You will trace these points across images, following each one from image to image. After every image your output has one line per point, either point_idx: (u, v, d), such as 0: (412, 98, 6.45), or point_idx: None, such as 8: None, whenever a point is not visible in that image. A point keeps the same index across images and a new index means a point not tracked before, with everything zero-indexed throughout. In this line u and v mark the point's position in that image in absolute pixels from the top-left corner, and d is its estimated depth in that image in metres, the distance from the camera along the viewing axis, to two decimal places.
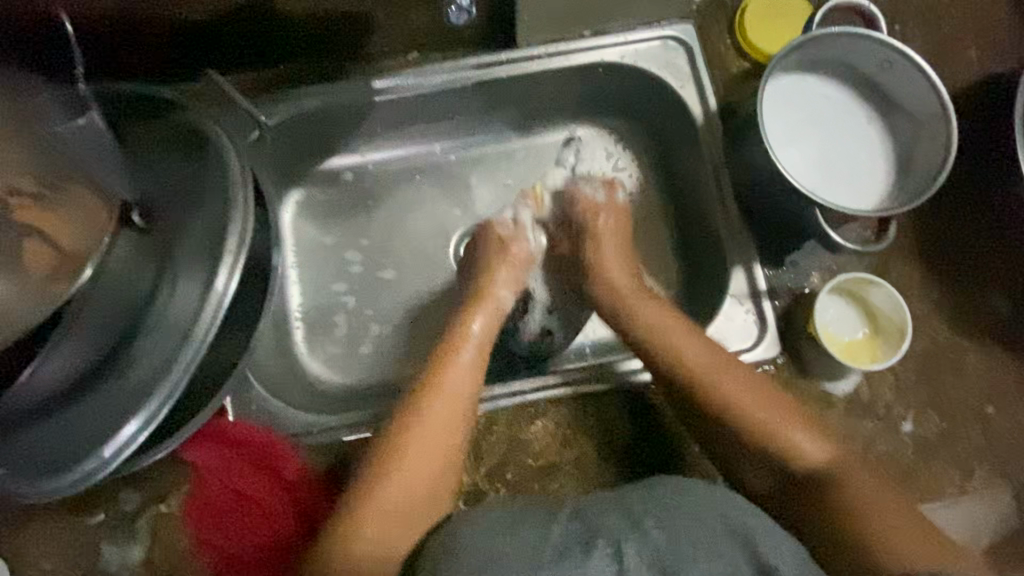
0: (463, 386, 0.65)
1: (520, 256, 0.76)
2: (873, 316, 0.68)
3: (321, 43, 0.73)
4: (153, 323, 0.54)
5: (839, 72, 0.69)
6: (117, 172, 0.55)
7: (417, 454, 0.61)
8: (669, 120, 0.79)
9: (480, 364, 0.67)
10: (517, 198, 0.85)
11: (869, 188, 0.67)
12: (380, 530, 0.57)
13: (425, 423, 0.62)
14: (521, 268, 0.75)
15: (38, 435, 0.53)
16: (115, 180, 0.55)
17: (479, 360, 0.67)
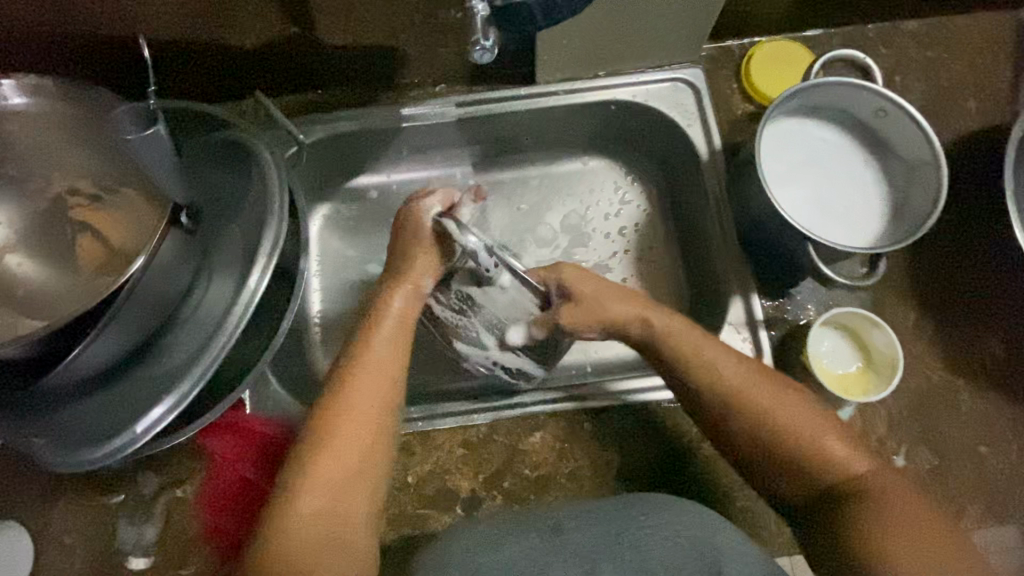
0: (368, 391, 0.60)
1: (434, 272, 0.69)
2: (866, 351, 0.70)
3: (357, 73, 0.81)
4: (192, 311, 0.61)
5: (837, 118, 0.73)
6: (173, 176, 0.58)
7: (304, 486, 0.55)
8: (677, 156, 0.84)
9: (405, 331, 0.64)
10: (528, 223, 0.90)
11: (864, 227, 0.70)
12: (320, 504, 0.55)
13: (355, 412, 0.58)
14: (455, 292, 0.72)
15: (76, 412, 0.58)
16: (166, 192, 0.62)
17: (386, 358, 0.62)
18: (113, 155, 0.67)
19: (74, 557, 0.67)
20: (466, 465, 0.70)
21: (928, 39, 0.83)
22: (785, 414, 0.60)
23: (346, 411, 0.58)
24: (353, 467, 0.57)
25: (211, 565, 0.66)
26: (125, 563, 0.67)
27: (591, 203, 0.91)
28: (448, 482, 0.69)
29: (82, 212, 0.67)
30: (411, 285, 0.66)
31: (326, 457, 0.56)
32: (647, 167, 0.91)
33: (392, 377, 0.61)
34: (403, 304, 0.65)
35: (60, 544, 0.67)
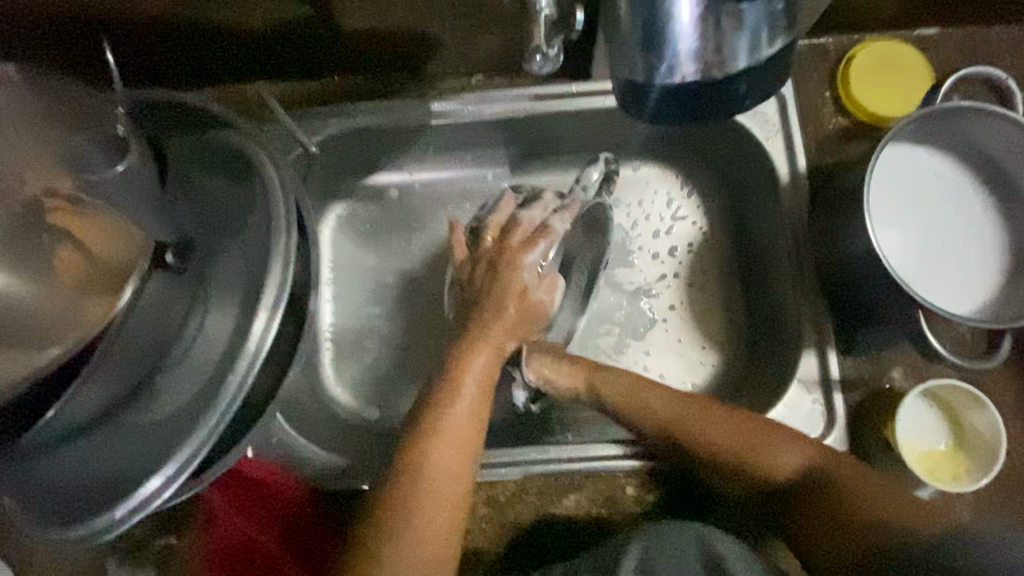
0: (467, 428, 0.55)
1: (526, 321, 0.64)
2: (960, 429, 0.61)
3: (380, 58, 0.68)
4: (185, 356, 0.51)
5: (958, 149, 0.60)
6: None
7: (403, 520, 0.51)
8: (748, 171, 0.72)
9: (492, 371, 0.59)
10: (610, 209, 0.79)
11: (978, 286, 0.59)
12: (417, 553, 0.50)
13: (441, 457, 0.53)
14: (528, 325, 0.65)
15: (57, 470, 0.50)
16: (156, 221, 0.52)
17: (483, 396, 0.57)
18: (82, 146, 0.54)
19: None
20: (488, 526, 0.62)
21: None
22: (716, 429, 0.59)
23: (450, 443, 0.54)
24: (451, 503, 0.52)
25: None
26: None
27: (640, 217, 0.79)
28: (468, 543, 0.62)
29: (57, 216, 0.52)
30: (509, 336, 0.63)
31: (427, 495, 0.52)
32: (709, 179, 0.78)
33: (486, 415, 0.57)
34: (498, 347, 0.61)
35: None
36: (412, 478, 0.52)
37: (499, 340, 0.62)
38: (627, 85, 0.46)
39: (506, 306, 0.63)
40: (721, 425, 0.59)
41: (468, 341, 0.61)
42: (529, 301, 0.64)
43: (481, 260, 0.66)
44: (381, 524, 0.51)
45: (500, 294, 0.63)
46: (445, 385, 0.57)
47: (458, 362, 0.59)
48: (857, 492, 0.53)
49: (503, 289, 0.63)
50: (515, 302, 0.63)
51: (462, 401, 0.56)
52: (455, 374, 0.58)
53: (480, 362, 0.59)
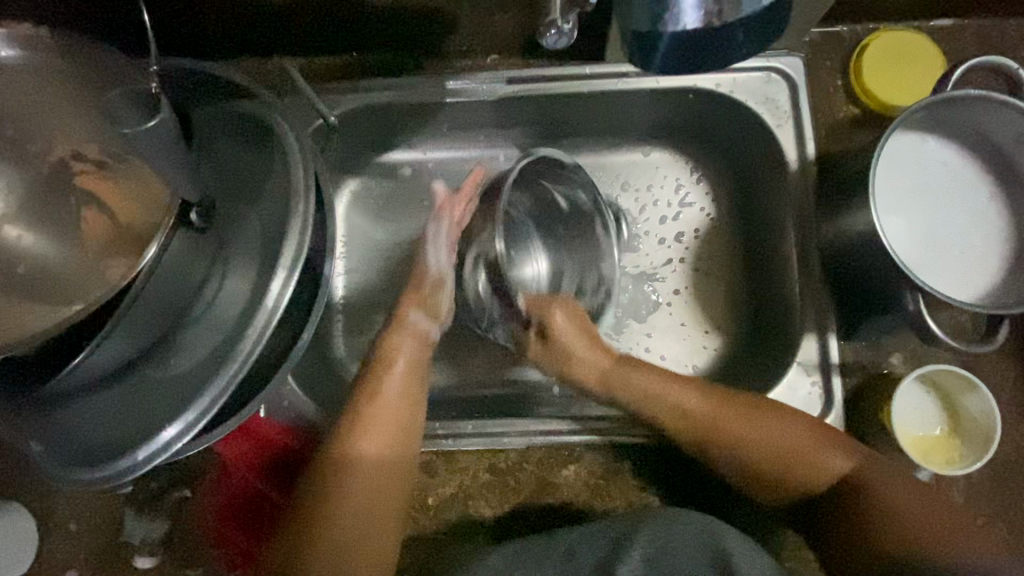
0: (398, 408, 0.61)
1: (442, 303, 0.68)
2: (955, 416, 0.62)
3: (398, 36, 0.70)
4: (205, 311, 0.53)
5: (966, 137, 0.61)
6: (185, 172, 0.48)
7: (348, 477, 0.57)
8: (757, 158, 0.73)
9: (421, 349, 0.66)
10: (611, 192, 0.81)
11: (981, 273, 0.59)
12: (362, 517, 0.57)
13: (376, 426, 0.60)
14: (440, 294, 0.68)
15: (81, 417, 0.52)
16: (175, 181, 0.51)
17: (411, 377, 0.63)
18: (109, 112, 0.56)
19: (80, 544, 0.64)
20: (490, 492, 0.65)
21: None
22: (753, 429, 0.60)
23: (384, 417, 0.60)
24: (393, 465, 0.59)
25: (218, 570, 0.63)
26: (131, 558, 0.64)
27: (648, 201, 0.80)
28: (470, 507, 0.65)
29: (83, 179, 0.56)
30: (414, 303, 0.67)
31: (375, 460, 0.58)
32: (718, 166, 0.79)
33: (416, 388, 0.63)
34: (422, 330, 0.67)
35: (66, 530, 0.65)
36: (352, 448, 0.58)
37: (409, 321, 0.66)
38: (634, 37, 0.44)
39: (422, 289, 0.67)
40: (638, 375, 0.66)
41: (389, 328, 0.66)
42: (442, 291, 0.68)
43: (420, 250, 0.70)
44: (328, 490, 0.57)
45: (422, 278, 0.67)
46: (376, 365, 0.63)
47: (384, 347, 0.65)
48: (875, 489, 0.57)
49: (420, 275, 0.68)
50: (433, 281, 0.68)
51: (391, 383, 0.62)
52: (387, 355, 0.64)
53: (404, 346, 0.65)
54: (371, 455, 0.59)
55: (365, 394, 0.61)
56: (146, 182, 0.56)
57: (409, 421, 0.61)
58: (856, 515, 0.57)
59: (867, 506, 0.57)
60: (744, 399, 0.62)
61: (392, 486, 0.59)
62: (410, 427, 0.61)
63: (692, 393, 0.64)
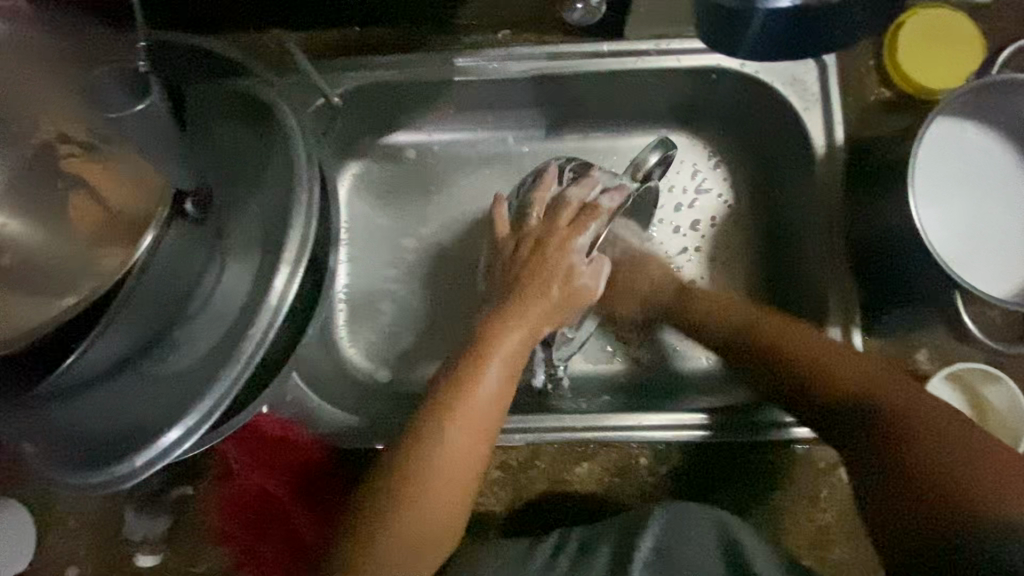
0: (488, 411, 0.54)
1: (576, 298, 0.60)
2: (981, 413, 0.61)
3: (403, 8, 0.65)
4: (203, 307, 0.50)
5: (1008, 124, 0.58)
6: None
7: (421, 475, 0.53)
8: (780, 143, 0.69)
9: (524, 351, 0.57)
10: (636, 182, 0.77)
11: (1018, 268, 0.57)
12: (428, 518, 0.53)
13: (458, 425, 0.53)
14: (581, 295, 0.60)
15: (75, 419, 0.49)
16: (169, 168, 0.47)
17: (510, 384, 0.55)
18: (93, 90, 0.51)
19: (80, 541, 0.63)
20: (502, 489, 0.63)
21: None
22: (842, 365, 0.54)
23: (471, 419, 0.54)
24: (468, 465, 0.54)
25: (222, 569, 0.62)
26: (133, 556, 0.62)
27: (664, 188, 0.77)
28: (481, 504, 0.63)
29: (74, 164, 0.53)
30: (546, 321, 0.58)
31: (445, 463, 0.53)
32: (739, 151, 0.75)
33: (511, 388, 0.56)
34: (536, 326, 0.57)
35: (65, 527, 0.63)
36: (431, 447, 0.53)
37: (535, 323, 0.57)
38: (713, 11, 0.40)
39: (550, 287, 0.58)
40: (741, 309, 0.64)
41: (502, 313, 0.57)
42: (573, 285, 0.59)
43: (526, 239, 0.61)
44: (405, 481, 0.53)
45: (547, 276, 0.58)
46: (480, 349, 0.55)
47: (487, 336, 0.56)
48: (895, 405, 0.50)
49: (548, 273, 0.58)
50: (560, 286, 0.58)
51: (488, 381, 0.54)
52: (488, 342, 0.56)
53: (513, 341, 0.55)
54: (451, 462, 0.53)
55: (457, 386, 0.54)
56: (138, 167, 0.52)
57: (491, 426, 0.54)
58: (905, 442, 0.48)
59: (912, 443, 0.48)
60: (806, 328, 0.59)
61: (465, 489, 0.54)
62: (491, 434, 0.55)
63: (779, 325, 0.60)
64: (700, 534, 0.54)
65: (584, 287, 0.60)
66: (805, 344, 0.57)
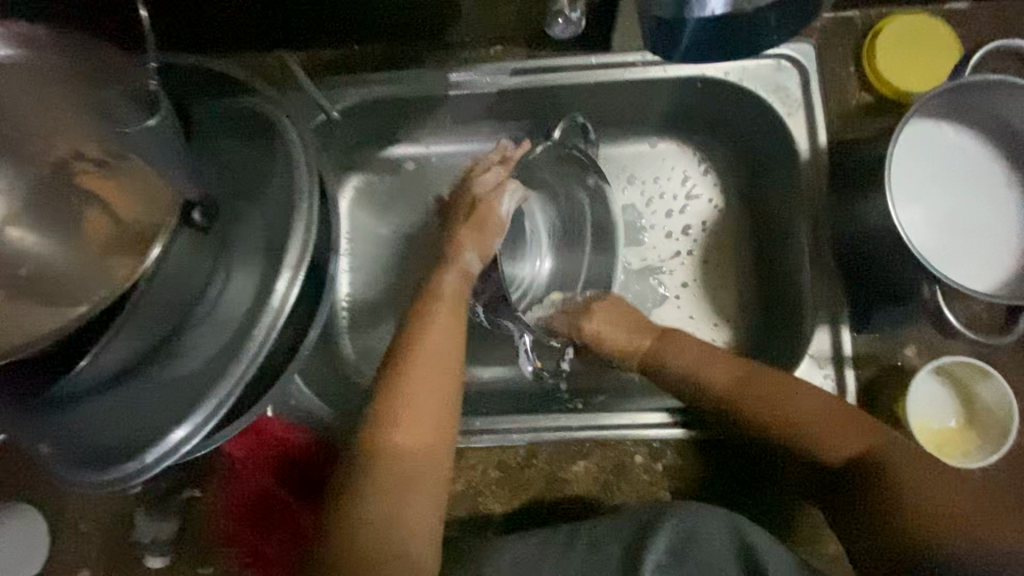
0: (441, 355, 0.57)
1: (505, 233, 0.64)
2: (970, 405, 0.61)
3: (400, 27, 0.68)
4: (210, 309, 0.53)
5: (983, 124, 0.59)
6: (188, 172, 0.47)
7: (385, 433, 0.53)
8: (766, 148, 0.72)
9: (462, 305, 0.61)
10: (632, 189, 0.79)
11: (997, 263, 0.58)
12: (403, 488, 0.52)
13: (415, 379, 0.56)
14: (494, 235, 0.63)
15: (88, 419, 0.52)
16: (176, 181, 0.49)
17: (456, 336, 0.59)
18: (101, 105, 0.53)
19: (91, 544, 0.64)
20: (500, 487, 0.64)
21: None
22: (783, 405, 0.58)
23: (427, 364, 0.56)
24: (432, 429, 0.55)
25: (228, 569, 0.63)
26: (142, 557, 0.64)
27: (655, 194, 0.79)
28: (478, 502, 0.64)
29: (86, 179, 0.56)
30: (479, 254, 0.63)
31: (408, 405, 0.55)
32: (727, 156, 0.78)
33: (460, 348, 0.59)
34: (465, 270, 0.62)
35: (76, 531, 0.65)
36: (395, 389, 0.55)
37: (468, 263, 0.62)
38: (656, 23, 0.45)
39: (463, 238, 0.63)
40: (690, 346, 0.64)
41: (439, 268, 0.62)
42: (487, 227, 0.63)
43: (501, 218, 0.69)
44: (372, 443, 0.53)
45: (459, 239, 0.63)
46: (420, 310, 0.59)
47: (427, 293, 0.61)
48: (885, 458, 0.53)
49: (462, 231, 0.63)
50: (470, 234, 0.63)
51: (433, 334, 0.58)
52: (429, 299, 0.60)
53: (448, 283, 0.61)
54: (410, 413, 0.54)
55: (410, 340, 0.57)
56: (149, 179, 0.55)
57: (450, 375, 0.57)
58: (882, 488, 0.52)
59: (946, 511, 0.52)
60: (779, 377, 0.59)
61: (432, 453, 0.54)
62: (449, 380, 0.57)
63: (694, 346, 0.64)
64: (710, 532, 0.53)
65: (499, 234, 0.65)
66: (804, 438, 0.57)
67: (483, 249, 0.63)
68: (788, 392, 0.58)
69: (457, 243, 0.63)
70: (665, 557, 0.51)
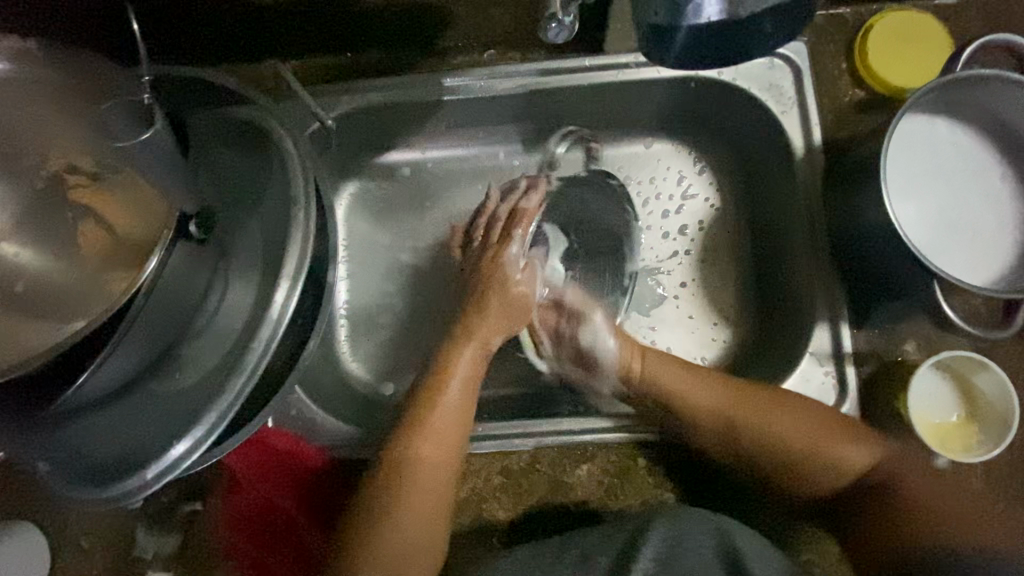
0: (453, 418, 0.61)
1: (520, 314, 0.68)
2: (972, 399, 0.61)
3: (393, 34, 0.68)
4: (211, 320, 0.52)
5: (977, 117, 0.60)
6: None
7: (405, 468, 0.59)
8: (761, 148, 0.72)
9: (479, 369, 0.65)
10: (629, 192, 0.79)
11: (994, 257, 0.58)
12: (413, 529, 0.58)
13: (432, 431, 0.60)
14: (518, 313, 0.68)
15: (88, 435, 0.51)
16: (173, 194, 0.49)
17: (471, 389, 0.64)
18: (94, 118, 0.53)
19: (92, 561, 0.64)
20: (505, 493, 0.64)
21: None
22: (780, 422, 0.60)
23: (443, 420, 0.61)
24: (441, 460, 0.60)
25: None
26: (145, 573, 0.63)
27: (651, 194, 0.79)
28: (483, 509, 0.64)
29: (80, 193, 0.55)
30: (499, 329, 0.67)
31: (422, 460, 0.59)
32: (721, 156, 0.78)
33: (472, 410, 0.63)
34: (487, 339, 0.66)
35: (77, 548, 0.64)
36: (416, 442, 0.60)
37: (487, 335, 0.66)
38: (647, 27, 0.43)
39: (490, 298, 0.67)
40: (668, 372, 0.66)
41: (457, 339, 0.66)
42: (509, 290, 0.68)
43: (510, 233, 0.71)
44: (393, 471, 0.59)
45: (485, 283, 0.69)
46: (440, 371, 0.64)
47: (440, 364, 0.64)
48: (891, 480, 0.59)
49: (487, 282, 0.69)
50: (497, 296, 0.67)
51: (451, 390, 0.62)
52: (443, 367, 0.64)
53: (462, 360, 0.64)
54: (425, 469, 0.59)
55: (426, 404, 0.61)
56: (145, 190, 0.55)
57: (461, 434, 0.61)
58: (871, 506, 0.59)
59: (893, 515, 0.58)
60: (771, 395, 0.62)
61: (442, 489, 0.59)
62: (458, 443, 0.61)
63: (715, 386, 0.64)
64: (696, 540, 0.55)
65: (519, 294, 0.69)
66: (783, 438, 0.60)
67: (504, 329, 0.67)
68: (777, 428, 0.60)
69: (468, 322, 0.67)
70: (653, 563, 0.54)
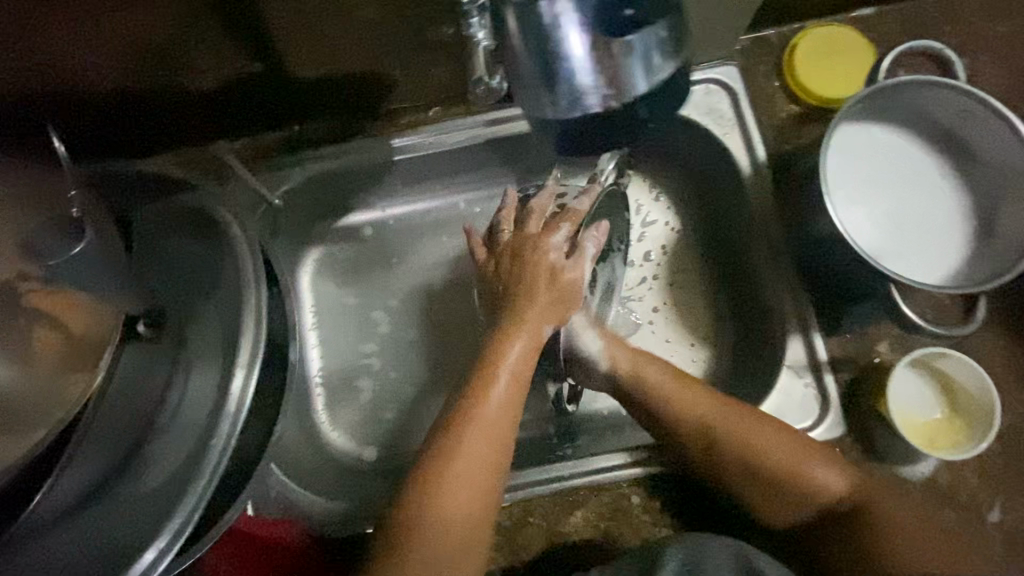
0: (500, 418, 0.55)
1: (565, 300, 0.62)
2: (952, 393, 0.61)
3: (339, 105, 0.70)
4: (169, 419, 0.50)
5: (907, 120, 0.62)
6: None
7: (425, 535, 0.51)
8: (712, 170, 0.73)
9: (527, 366, 0.58)
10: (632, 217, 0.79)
11: (946, 252, 0.59)
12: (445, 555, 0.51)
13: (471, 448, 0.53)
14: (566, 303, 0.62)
15: (45, 559, 0.48)
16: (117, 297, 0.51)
17: (517, 389, 0.57)
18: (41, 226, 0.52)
19: None
20: (500, 553, 0.62)
21: (998, 15, 0.71)
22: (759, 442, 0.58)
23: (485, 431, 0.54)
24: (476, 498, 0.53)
25: None
26: None
27: None
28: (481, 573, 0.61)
29: (32, 297, 0.52)
30: (548, 317, 0.61)
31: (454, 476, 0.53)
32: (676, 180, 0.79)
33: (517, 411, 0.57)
34: (537, 334, 0.60)
35: None
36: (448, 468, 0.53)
37: (537, 324, 0.60)
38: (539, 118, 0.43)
39: (536, 286, 0.61)
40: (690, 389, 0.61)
41: (504, 329, 0.60)
42: (560, 281, 0.62)
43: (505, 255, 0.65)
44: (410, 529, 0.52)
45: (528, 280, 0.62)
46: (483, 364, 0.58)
47: (494, 358, 0.58)
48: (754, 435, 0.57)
49: (531, 275, 0.62)
50: (545, 284, 0.61)
51: (497, 387, 0.56)
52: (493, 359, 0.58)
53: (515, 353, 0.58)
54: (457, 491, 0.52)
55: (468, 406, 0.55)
56: (80, 292, 0.50)
57: (501, 446, 0.55)
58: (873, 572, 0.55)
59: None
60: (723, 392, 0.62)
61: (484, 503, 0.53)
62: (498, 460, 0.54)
63: (703, 400, 0.60)
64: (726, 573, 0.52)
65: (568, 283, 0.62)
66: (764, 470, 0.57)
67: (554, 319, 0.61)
68: (764, 445, 0.57)
69: (519, 312, 0.60)
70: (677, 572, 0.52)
